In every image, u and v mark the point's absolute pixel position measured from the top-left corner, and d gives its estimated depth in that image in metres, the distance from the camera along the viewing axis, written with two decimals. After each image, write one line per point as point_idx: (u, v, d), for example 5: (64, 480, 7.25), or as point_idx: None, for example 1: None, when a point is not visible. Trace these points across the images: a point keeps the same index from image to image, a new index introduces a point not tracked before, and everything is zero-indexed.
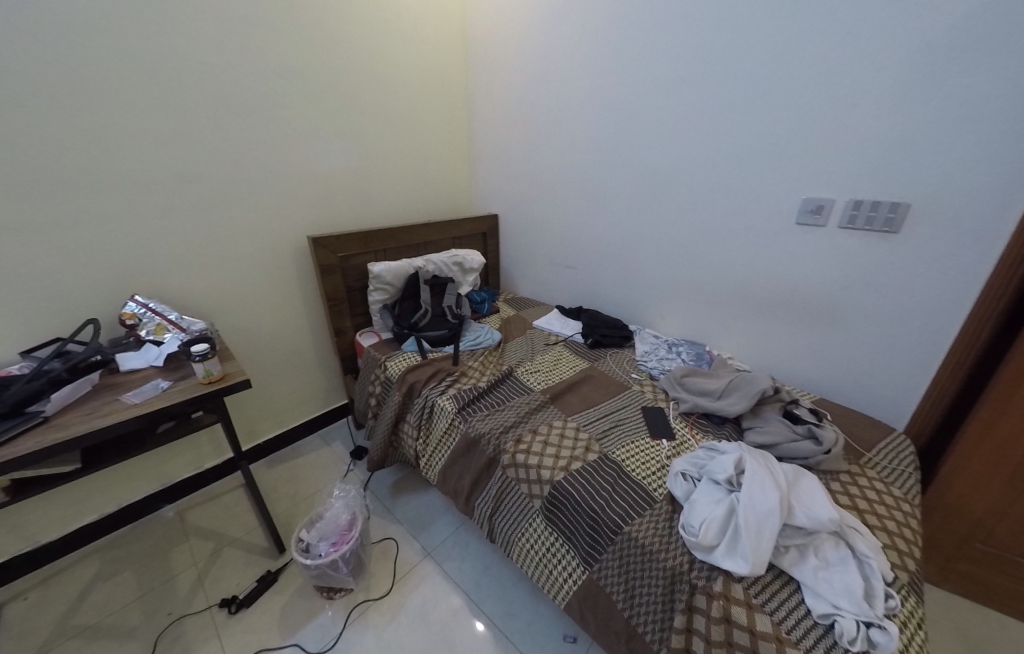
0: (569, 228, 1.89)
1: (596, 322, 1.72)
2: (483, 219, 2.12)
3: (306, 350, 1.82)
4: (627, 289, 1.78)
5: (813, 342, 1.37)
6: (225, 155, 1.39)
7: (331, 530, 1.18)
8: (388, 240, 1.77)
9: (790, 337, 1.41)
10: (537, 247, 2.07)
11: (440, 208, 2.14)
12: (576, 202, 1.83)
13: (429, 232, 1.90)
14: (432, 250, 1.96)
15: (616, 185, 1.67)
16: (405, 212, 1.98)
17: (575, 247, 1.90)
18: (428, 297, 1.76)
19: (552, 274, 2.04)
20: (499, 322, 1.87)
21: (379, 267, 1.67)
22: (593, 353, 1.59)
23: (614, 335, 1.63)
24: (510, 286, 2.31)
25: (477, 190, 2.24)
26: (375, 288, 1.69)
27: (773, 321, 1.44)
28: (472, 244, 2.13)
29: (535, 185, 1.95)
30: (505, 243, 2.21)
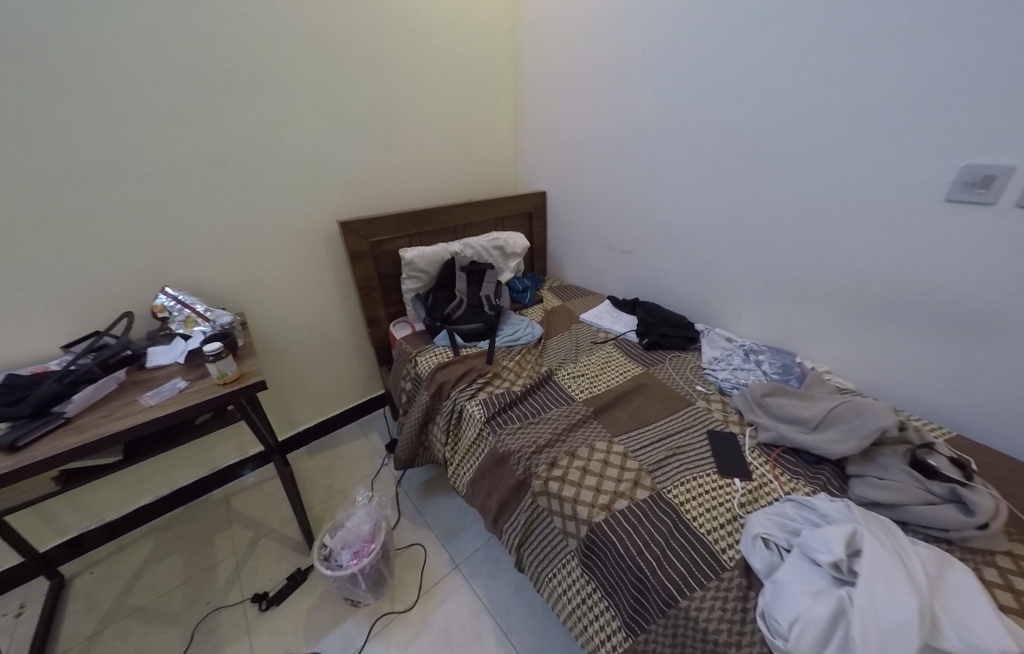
0: (629, 206, 1.63)
1: (655, 318, 1.48)
2: (530, 196, 1.91)
3: (342, 339, 1.78)
4: (694, 280, 1.52)
5: (950, 359, 1.05)
6: (252, 138, 1.31)
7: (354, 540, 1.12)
8: (423, 223, 1.64)
9: (917, 349, 1.09)
10: (589, 228, 1.83)
11: (484, 186, 1.96)
12: (639, 176, 1.56)
13: (469, 213, 1.75)
14: (471, 233, 1.81)
15: (690, 154, 1.38)
16: (446, 192, 1.83)
17: (634, 230, 1.64)
18: (464, 286, 1.62)
19: (606, 259, 1.81)
20: (542, 314, 1.69)
21: (411, 253, 1.55)
22: (648, 356, 1.36)
23: (676, 335, 1.39)
24: (557, 272, 2.11)
25: (525, 165, 2.02)
26: (408, 276, 1.58)
27: (893, 328, 1.12)
28: (517, 225, 1.94)
29: (591, 156, 1.70)
30: (555, 223, 2.00)
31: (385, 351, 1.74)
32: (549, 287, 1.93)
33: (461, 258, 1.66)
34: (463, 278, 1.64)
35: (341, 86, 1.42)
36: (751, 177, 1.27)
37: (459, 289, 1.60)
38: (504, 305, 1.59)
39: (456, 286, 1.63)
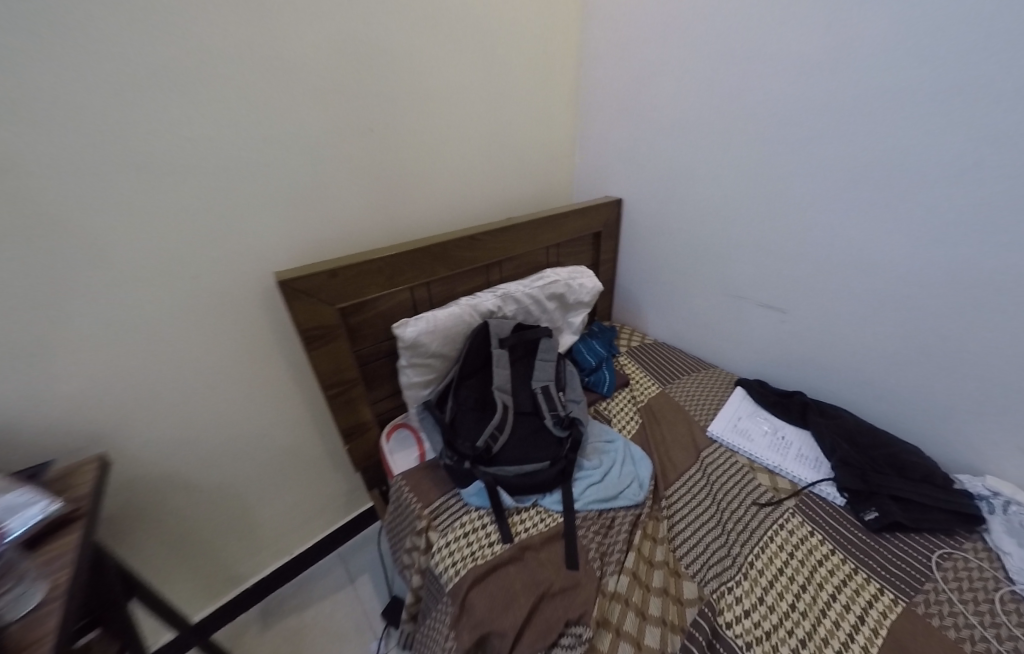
0: (790, 237, 0.93)
1: (866, 453, 0.81)
2: (598, 208, 1.20)
3: (305, 447, 1.10)
4: (927, 378, 0.83)
5: None
6: (55, 120, 0.59)
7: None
8: (433, 268, 0.93)
9: None
10: (699, 263, 1.13)
11: (528, 193, 1.25)
12: (824, 184, 0.85)
13: (508, 242, 1.04)
14: (511, 272, 1.11)
15: (976, 149, 0.68)
16: (470, 204, 1.11)
17: (798, 277, 0.95)
18: (508, 377, 0.93)
19: (725, 313, 1.12)
20: (635, 412, 1.01)
21: (412, 328, 0.86)
22: (888, 553, 0.69)
23: (933, 504, 0.72)
24: (630, 317, 1.42)
25: (586, 157, 1.30)
26: (410, 364, 0.89)
27: None
28: (576, 254, 1.23)
29: (714, 147, 0.99)
30: (631, 246, 1.28)
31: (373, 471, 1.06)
32: (628, 351, 1.24)
33: (500, 324, 0.97)
34: (506, 361, 0.95)
35: (254, 11, 0.69)
36: None
37: (499, 385, 0.91)
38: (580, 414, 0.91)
39: (492, 376, 0.94)
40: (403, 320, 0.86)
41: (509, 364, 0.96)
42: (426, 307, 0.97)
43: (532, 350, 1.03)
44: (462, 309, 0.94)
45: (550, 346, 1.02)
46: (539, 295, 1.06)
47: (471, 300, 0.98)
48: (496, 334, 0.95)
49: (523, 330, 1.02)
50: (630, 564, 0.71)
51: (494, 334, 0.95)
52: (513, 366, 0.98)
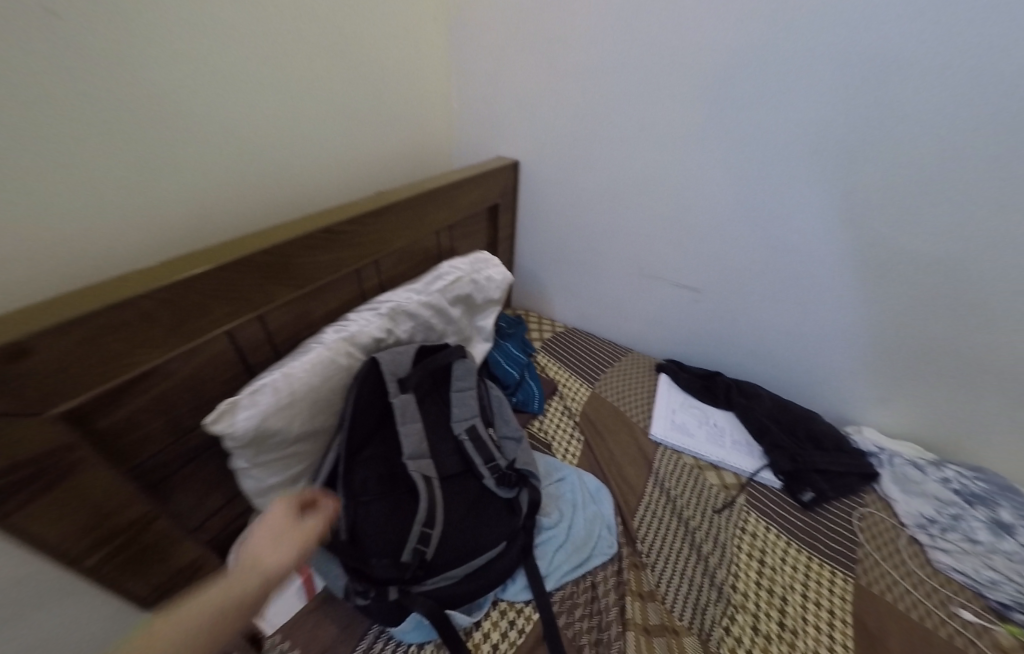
0: (707, 214, 0.86)
1: (787, 430, 0.86)
2: (493, 174, 0.95)
3: (76, 642, 0.58)
4: (817, 347, 0.89)
5: None
6: None
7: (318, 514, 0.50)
8: (268, 291, 0.55)
9: None
10: (608, 240, 1.01)
11: (396, 153, 0.89)
12: (748, 158, 0.77)
13: (382, 231, 0.70)
14: (393, 271, 0.78)
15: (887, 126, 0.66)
16: (314, 173, 0.72)
17: (710, 256, 0.91)
18: (420, 435, 0.65)
19: (637, 293, 1.04)
20: (572, 427, 0.87)
21: (245, 413, 0.49)
22: (826, 529, 0.72)
23: (845, 469, 0.79)
24: (531, 302, 1.25)
25: (466, 105, 1.01)
26: (255, 464, 0.53)
27: None
28: (472, 235, 0.99)
29: (628, 103, 0.82)
30: (530, 221, 1.11)
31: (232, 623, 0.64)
32: (544, 346, 1.08)
33: (394, 359, 0.66)
34: (415, 411, 0.66)
35: None
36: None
37: (412, 452, 0.63)
38: (526, 459, 0.70)
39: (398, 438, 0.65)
40: (221, 404, 0.48)
41: (418, 412, 0.67)
42: (265, 354, 0.59)
43: (443, 380, 0.75)
44: (332, 351, 0.60)
45: (467, 370, 0.76)
46: (440, 301, 0.77)
47: (343, 331, 0.63)
48: (392, 376, 0.65)
49: (427, 357, 0.72)
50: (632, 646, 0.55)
51: (389, 376, 0.64)
52: (422, 412, 0.70)
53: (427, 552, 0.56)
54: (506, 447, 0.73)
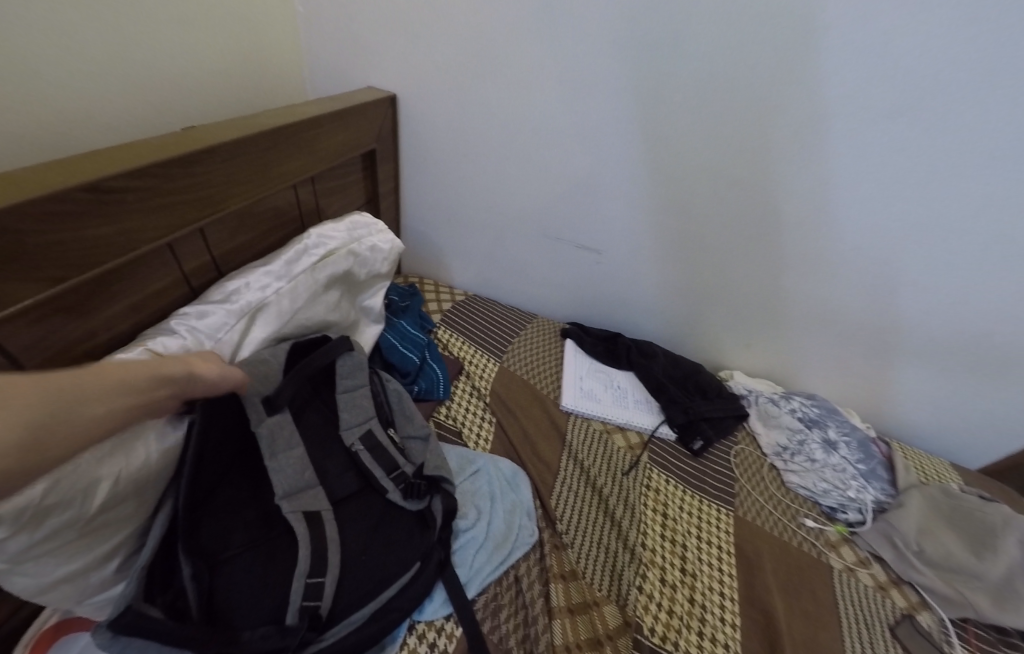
0: (604, 171, 0.83)
1: (678, 384, 0.93)
2: (366, 111, 0.76)
3: None
4: (700, 303, 0.96)
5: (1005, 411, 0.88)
6: None
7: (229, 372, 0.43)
8: (2, 293, 0.33)
9: (966, 404, 0.89)
10: (505, 196, 0.92)
11: (224, 75, 0.66)
12: (642, 108, 0.75)
13: (213, 191, 0.50)
14: (237, 242, 0.57)
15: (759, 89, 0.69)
16: (80, 95, 0.48)
17: (607, 217, 0.89)
18: (305, 459, 0.53)
19: (539, 255, 0.99)
20: (482, 410, 0.81)
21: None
22: (711, 472, 0.80)
23: (724, 413, 0.89)
24: (426, 269, 1.11)
25: (323, 20, 0.80)
26: (28, 559, 0.34)
27: (953, 378, 0.87)
28: (346, 190, 0.80)
29: (523, 35, 0.74)
30: (416, 171, 0.95)
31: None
32: (444, 319, 0.97)
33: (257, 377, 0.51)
34: (292, 435, 0.53)
35: None
36: (872, 157, 0.69)
37: (289, 488, 0.50)
38: (436, 462, 0.62)
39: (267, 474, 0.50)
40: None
41: (298, 435, 0.54)
42: None
43: (325, 384, 0.62)
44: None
45: (356, 365, 0.64)
46: (309, 283, 0.60)
47: (163, 341, 0.44)
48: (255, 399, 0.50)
49: (302, 358, 0.58)
50: (558, 639, 0.54)
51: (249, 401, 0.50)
52: (302, 429, 0.56)
53: (320, 606, 0.46)
54: (411, 450, 0.65)
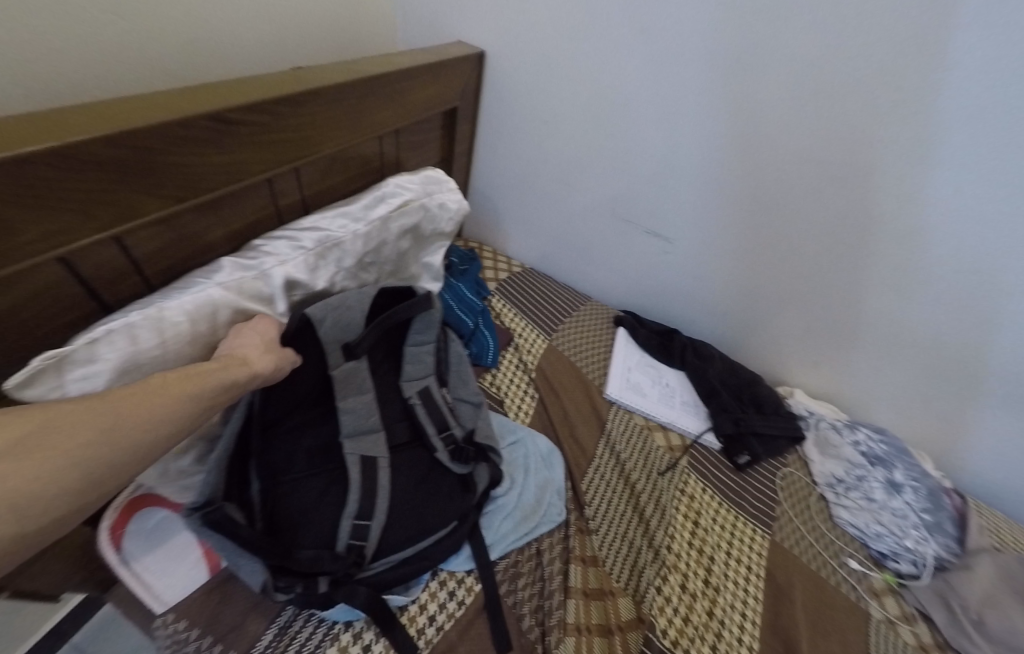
0: (694, 155, 0.77)
1: (732, 394, 0.88)
2: (455, 66, 0.74)
3: None
4: (773, 312, 0.89)
5: None
6: None
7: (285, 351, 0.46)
8: (130, 204, 0.36)
9: None
10: (582, 170, 0.88)
11: (327, 17, 0.67)
12: (755, 89, 0.67)
13: (310, 132, 0.51)
14: (323, 184, 0.59)
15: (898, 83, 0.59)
16: (204, 26, 0.50)
17: (687, 205, 0.83)
18: (371, 405, 0.57)
19: (606, 237, 0.95)
20: (526, 385, 0.82)
21: (81, 374, 0.35)
22: (753, 489, 0.76)
23: (779, 433, 0.83)
24: (488, 235, 1.10)
25: None
26: None
27: None
28: (424, 146, 0.80)
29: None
30: (494, 134, 0.93)
31: (116, 585, 0.55)
32: (499, 289, 0.97)
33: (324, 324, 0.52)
34: (362, 382, 0.57)
35: None
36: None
37: (351, 430, 0.54)
38: (487, 434, 0.64)
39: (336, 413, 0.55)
40: (36, 359, 0.32)
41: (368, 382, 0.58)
42: (131, 288, 0.41)
43: (397, 335, 0.64)
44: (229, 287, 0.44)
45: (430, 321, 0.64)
46: (383, 232, 0.61)
47: (250, 264, 0.47)
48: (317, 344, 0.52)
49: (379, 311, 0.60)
50: (571, 617, 0.55)
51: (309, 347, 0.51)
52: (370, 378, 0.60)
53: (365, 546, 0.50)
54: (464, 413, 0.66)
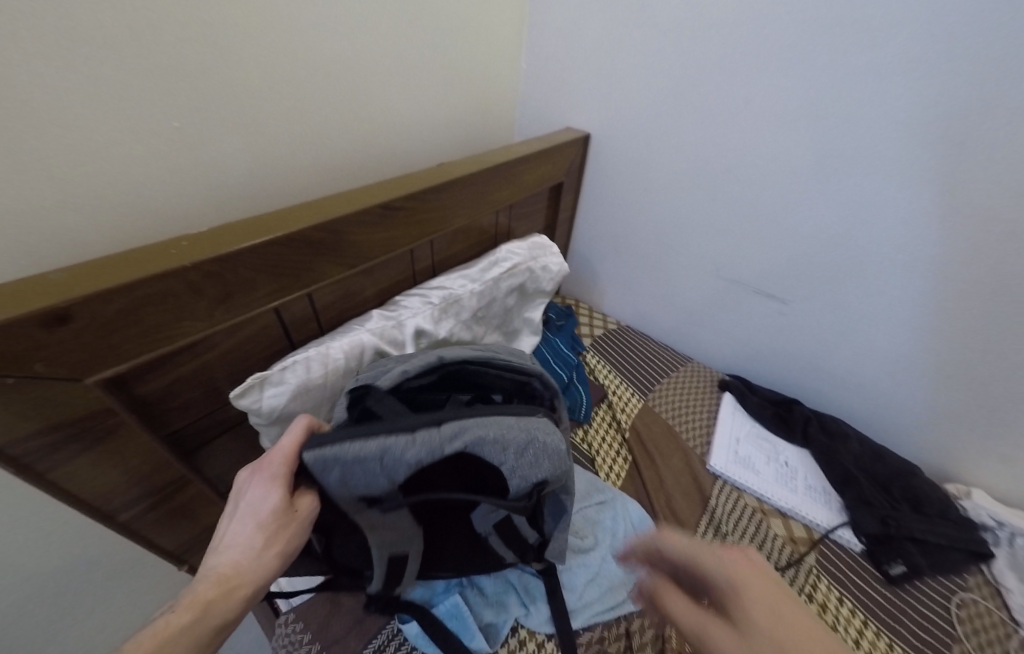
0: (820, 217, 0.71)
1: (877, 484, 0.73)
2: (563, 148, 0.84)
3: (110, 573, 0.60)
4: (928, 386, 0.75)
5: None
6: None
7: (310, 493, 0.42)
8: (321, 269, 0.48)
9: None
10: (684, 236, 0.88)
11: (461, 121, 0.81)
12: (883, 148, 0.62)
13: (445, 212, 0.62)
14: (449, 250, 0.70)
15: None
16: (378, 140, 0.66)
17: (807, 266, 0.77)
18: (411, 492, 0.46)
19: (711, 298, 0.92)
20: (621, 445, 0.79)
21: (273, 392, 0.46)
22: (915, 611, 0.60)
23: (950, 544, 0.66)
24: (584, 293, 1.15)
25: (541, 71, 0.89)
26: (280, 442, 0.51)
27: None
28: (532, 217, 0.90)
29: (738, 69, 0.68)
30: (595, 203, 1.00)
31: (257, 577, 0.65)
32: (594, 345, 0.98)
33: (372, 484, 0.42)
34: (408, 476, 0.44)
35: None
36: None
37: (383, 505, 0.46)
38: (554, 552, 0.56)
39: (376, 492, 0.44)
40: (250, 378, 0.45)
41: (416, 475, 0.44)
42: (309, 332, 0.53)
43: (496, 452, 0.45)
44: (378, 336, 0.55)
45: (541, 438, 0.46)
46: (493, 291, 0.70)
47: (391, 315, 0.58)
48: (358, 495, 0.44)
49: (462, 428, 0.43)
50: None
51: (349, 494, 0.43)
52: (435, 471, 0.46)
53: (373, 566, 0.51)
54: (545, 506, 0.56)
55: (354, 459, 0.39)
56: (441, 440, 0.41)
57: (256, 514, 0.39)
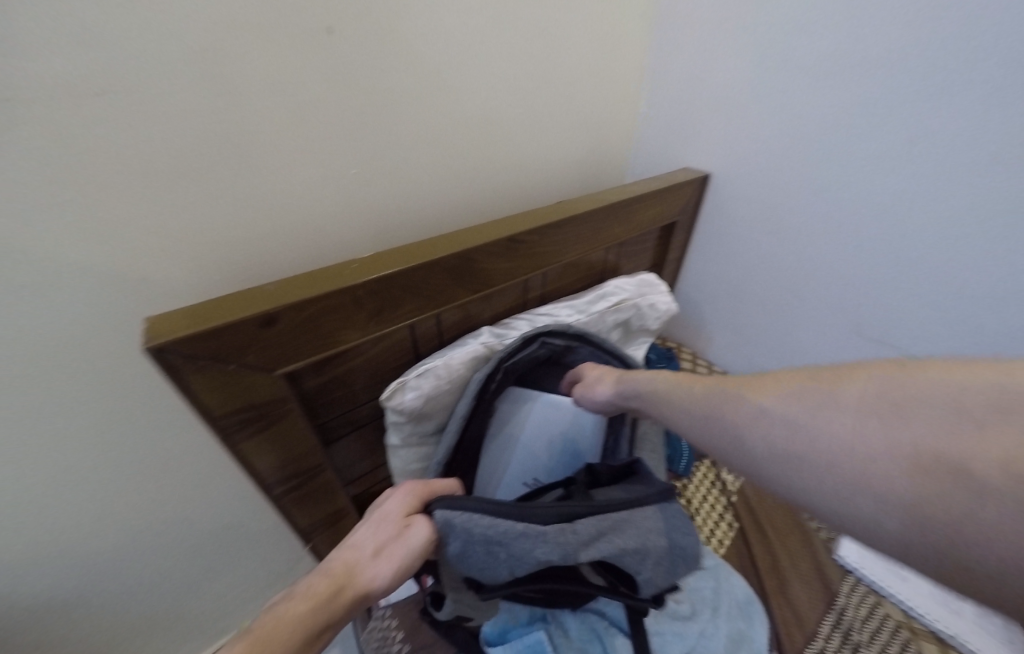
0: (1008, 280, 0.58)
1: None
2: (679, 190, 0.83)
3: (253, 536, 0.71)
4: None
5: None
6: None
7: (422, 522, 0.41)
8: (449, 293, 0.54)
9: None
10: (815, 286, 0.80)
11: (578, 165, 0.85)
12: None
13: (559, 247, 0.65)
14: (559, 281, 0.73)
15: None
16: (505, 183, 0.72)
17: (986, 333, 0.63)
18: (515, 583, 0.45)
19: (845, 355, 0.81)
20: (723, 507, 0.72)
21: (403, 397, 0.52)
22: None
23: None
24: (689, 335, 1.09)
25: (661, 115, 0.90)
26: (403, 445, 0.57)
27: None
28: (640, 256, 0.89)
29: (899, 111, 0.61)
30: (709, 244, 0.95)
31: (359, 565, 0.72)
32: None
33: (490, 571, 0.43)
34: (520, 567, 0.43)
35: None
36: None
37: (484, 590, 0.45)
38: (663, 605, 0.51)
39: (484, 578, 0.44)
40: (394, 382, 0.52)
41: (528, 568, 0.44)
42: (432, 346, 0.59)
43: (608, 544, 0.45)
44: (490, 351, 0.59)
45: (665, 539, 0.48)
46: (599, 323, 0.70)
47: (501, 334, 0.62)
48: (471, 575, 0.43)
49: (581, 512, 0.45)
50: None
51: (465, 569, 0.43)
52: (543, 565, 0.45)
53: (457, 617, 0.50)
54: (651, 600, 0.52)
55: (487, 536, 0.40)
56: (576, 543, 0.42)
57: (374, 528, 0.40)
